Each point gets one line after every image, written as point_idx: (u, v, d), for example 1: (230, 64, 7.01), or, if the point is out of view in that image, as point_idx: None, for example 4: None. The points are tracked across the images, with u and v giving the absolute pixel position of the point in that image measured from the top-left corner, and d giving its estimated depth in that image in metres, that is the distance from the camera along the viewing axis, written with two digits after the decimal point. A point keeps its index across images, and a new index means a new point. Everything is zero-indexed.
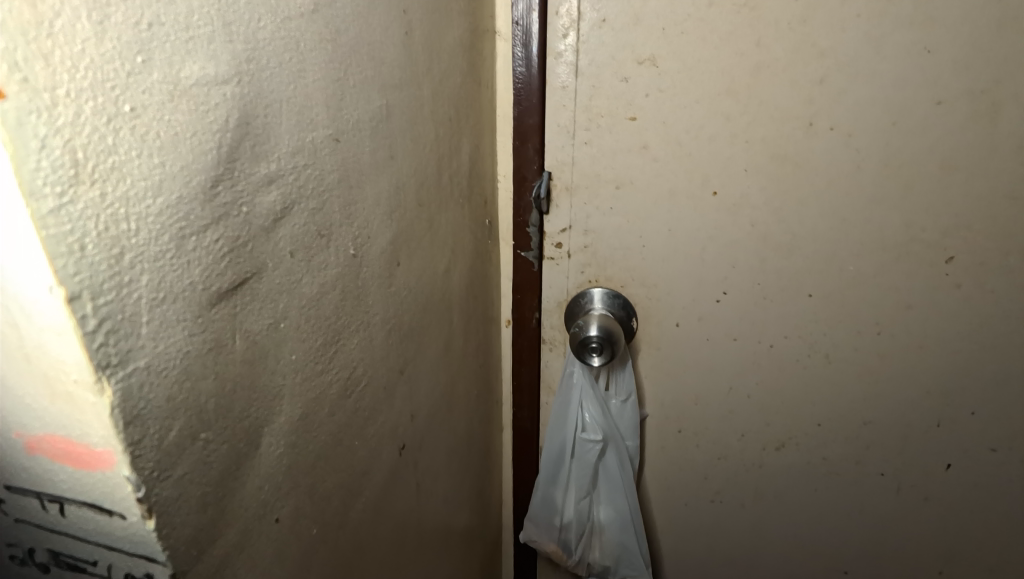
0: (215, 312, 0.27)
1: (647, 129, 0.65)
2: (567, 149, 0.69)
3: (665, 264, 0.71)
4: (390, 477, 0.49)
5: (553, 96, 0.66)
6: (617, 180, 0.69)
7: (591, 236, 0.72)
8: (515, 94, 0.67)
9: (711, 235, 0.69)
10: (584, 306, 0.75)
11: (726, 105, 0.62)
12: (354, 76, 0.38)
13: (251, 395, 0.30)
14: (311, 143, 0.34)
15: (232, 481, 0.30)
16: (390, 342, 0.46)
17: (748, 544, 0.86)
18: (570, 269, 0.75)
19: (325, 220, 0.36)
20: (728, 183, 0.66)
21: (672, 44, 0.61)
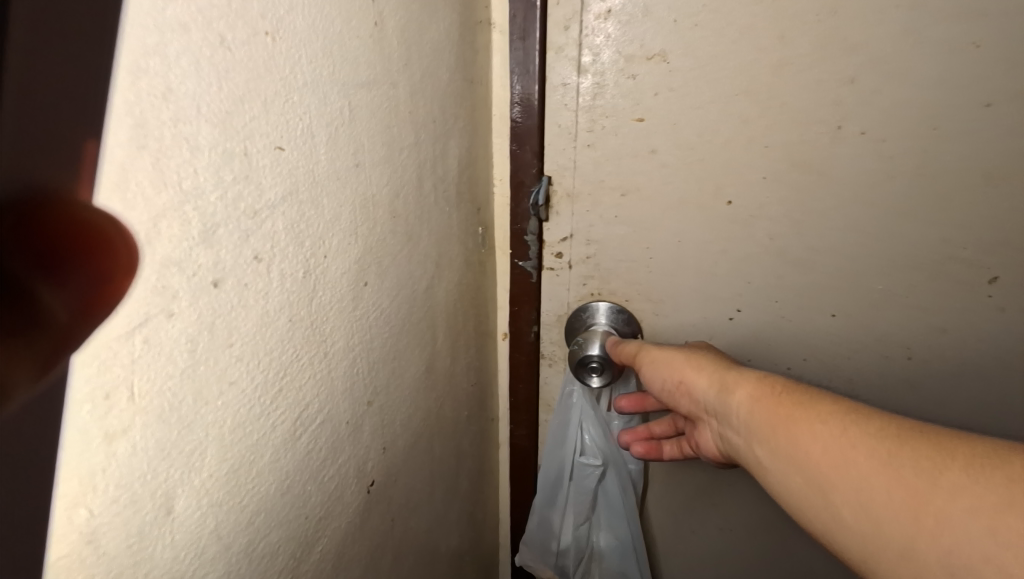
0: (89, 364, 0.22)
1: (655, 132, 0.59)
2: (568, 152, 0.63)
3: (674, 278, 0.66)
4: (358, 518, 0.44)
5: (553, 95, 0.61)
6: (622, 187, 0.63)
7: (594, 246, 0.67)
8: (513, 91, 0.61)
9: (724, 249, 0.63)
10: (585, 321, 0.70)
11: (744, 106, 0.56)
12: (302, 71, 0.32)
13: (156, 452, 0.26)
14: (244, 154, 0.29)
15: (132, 555, 0.25)
16: (356, 371, 0.42)
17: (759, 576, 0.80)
18: (571, 281, 0.69)
19: (265, 241, 0.31)
20: (744, 192, 0.60)
21: (685, 38, 0.55)
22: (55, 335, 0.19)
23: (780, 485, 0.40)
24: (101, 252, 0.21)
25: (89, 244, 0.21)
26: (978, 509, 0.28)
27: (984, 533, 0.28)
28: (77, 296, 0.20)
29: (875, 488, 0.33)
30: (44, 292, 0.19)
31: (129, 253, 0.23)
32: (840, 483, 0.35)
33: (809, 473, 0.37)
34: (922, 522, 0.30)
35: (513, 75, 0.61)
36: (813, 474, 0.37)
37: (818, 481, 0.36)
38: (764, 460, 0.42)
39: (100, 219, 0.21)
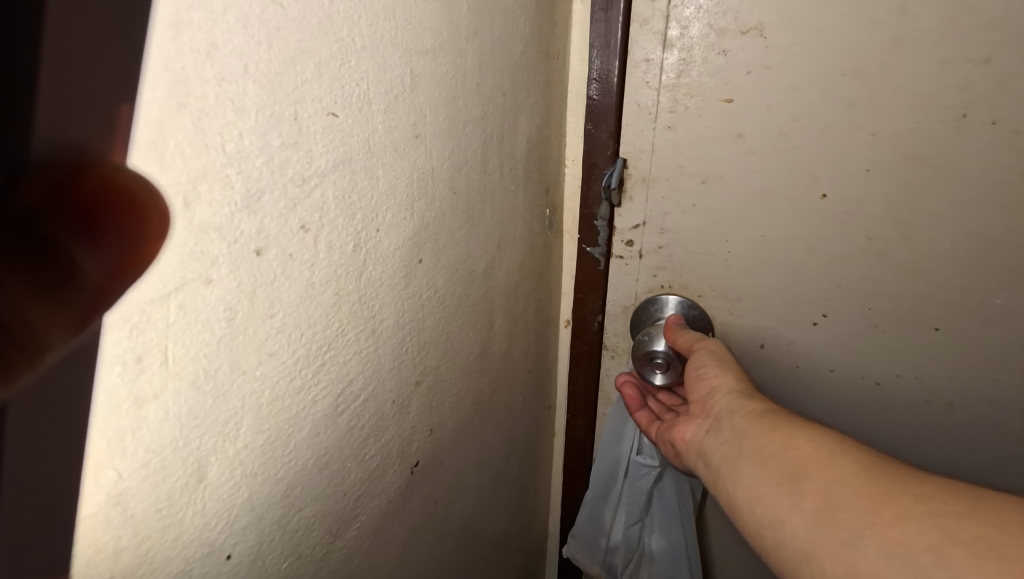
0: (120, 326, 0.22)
1: (744, 115, 0.54)
2: (647, 133, 0.59)
3: (754, 276, 0.60)
4: (399, 498, 0.43)
5: (634, 72, 0.57)
6: (703, 173, 0.58)
7: (668, 236, 0.62)
8: (591, 67, 0.57)
9: (814, 247, 0.57)
10: (653, 314, 0.65)
11: (850, 88, 0.50)
12: (361, 33, 0.31)
13: (190, 419, 0.25)
14: (294, 118, 0.28)
15: (159, 519, 0.25)
16: (405, 350, 0.41)
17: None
18: (640, 271, 0.65)
19: (315, 210, 0.30)
20: (842, 185, 0.54)
21: (787, 10, 0.50)
22: (86, 293, 0.16)
23: (749, 471, 0.42)
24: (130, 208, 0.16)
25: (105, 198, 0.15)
26: (942, 516, 0.30)
27: (938, 538, 0.29)
28: (113, 252, 0.16)
29: (847, 485, 0.35)
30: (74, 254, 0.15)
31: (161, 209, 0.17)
32: (816, 475, 0.37)
33: (789, 463, 0.39)
34: (882, 515, 0.32)
35: (592, 50, 0.57)
36: (792, 464, 0.39)
37: (796, 470, 0.39)
38: (743, 448, 0.44)
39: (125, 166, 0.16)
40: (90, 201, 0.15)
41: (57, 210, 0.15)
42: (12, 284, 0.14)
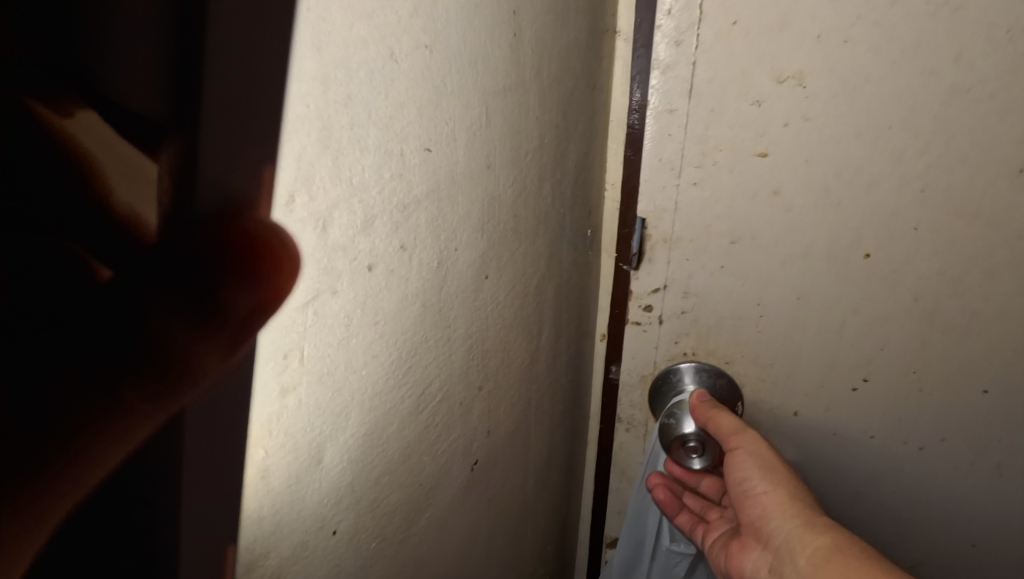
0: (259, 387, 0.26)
1: (782, 170, 0.59)
2: (669, 190, 0.63)
3: (789, 336, 0.64)
4: (460, 495, 0.47)
5: (663, 114, 0.60)
6: (730, 233, 0.62)
7: (691, 300, 0.66)
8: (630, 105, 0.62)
9: (856, 305, 0.62)
10: (674, 384, 0.69)
11: (899, 140, 0.55)
12: (451, 81, 0.35)
13: (314, 409, 0.30)
14: (400, 155, 0.32)
15: (289, 493, 0.30)
16: (472, 357, 0.45)
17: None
18: (661, 338, 0.69)
19: (410, 232, 0.35)
20: (887, 244, 0.58)
21: (829, 58, 0.54)
22: (232, 327, 0.18)
23: None
24: (268, 261, 0.19)
25: (252, 251, 0.18)
26: None
27: None
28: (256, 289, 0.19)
29: None
30: (232, 291, 0.18)
31: (283, 256, 0.20)
32: None
33: None
34: None
35: (634, 83, 0.61)
36: None
37: None
38: None
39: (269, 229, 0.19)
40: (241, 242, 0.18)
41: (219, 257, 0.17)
42: (183, 326, 0.17)
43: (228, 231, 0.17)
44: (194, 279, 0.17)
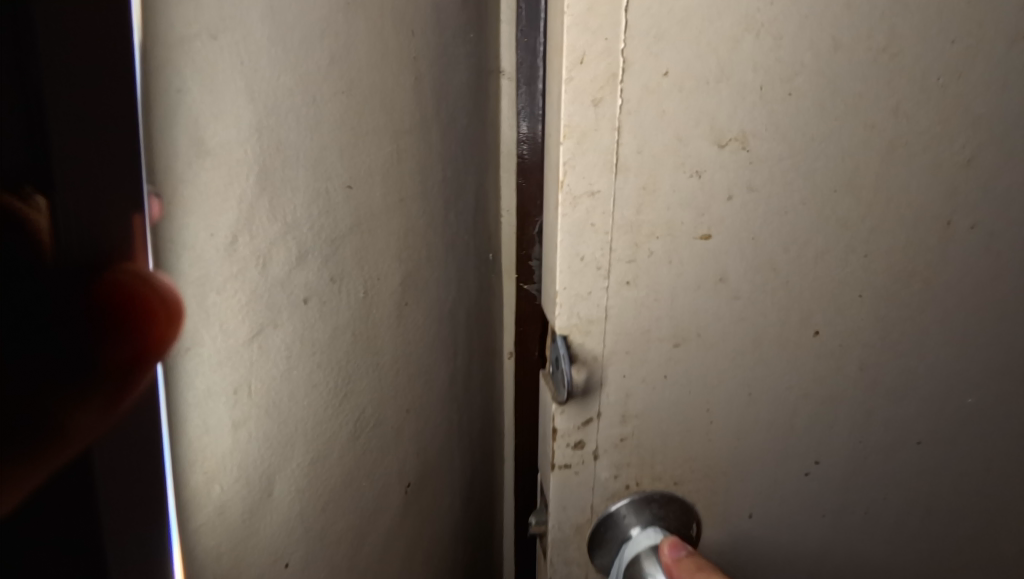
0: (206, 416, 0.28)
1: (728, 252, 0.42)
2: (597, 294, 0.42)
3: (740, 444, 0.47)
4: (398, 520, 0.49)
5: (581, 200, 0.40)
6: (675, 332, 0.43)
7: (632, 424, 0.45)
8: (519, 140, 0.67)
9: (805, 390, 0.47)
10: (618, 531, 0.46)
11: (846, 204, 0.43)
12: (366, 122, 0.38)
13: (263, 442, 0.31)
14: (325, 193, 0.34)
15: (244, 526, 0.31)
16: (399, 381, 0.47)
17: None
18: (598, 477, 0.46)
19: (338, 266, 0.36)
20: (836, 318, 0.46)
21: (774, 115, 0.40)
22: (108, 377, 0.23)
23: None
24: (145, 310, 0.24)
25: (127, 305, 0.23)
26: None
27: None
28: (128, 343, 0.23)
29: None
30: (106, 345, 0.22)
31: (168, 305, 0.25)
32: None
33: None
34: None
35: (520, 117, 0.66)
36: None
37: None
38: None
39: (154, 284, 0.25)
40: (116, 303, 0.23)
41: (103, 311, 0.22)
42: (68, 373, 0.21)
43: (105, 284, 0.22)
44: (69, 352, 0.21)
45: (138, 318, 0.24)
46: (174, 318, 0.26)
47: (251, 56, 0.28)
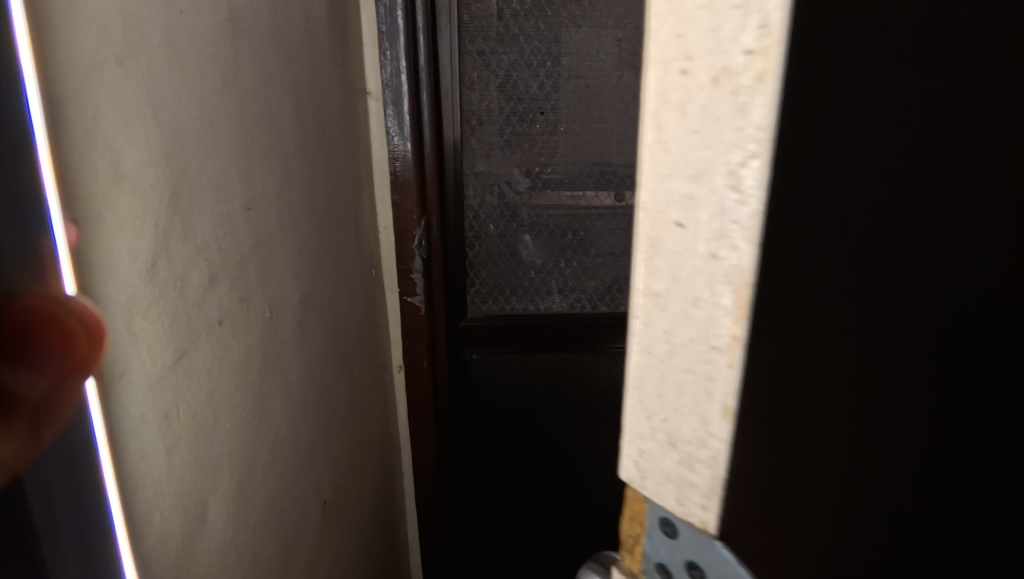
0: (146, 444, 0.27)
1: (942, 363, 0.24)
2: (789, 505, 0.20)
3: None
4: (320, 537, 0.49)
5: (772, 333, 0.17)
6: (846, 451, 0.20)
7: None
8: (392, 167, 0.73)
9: None
10: None
11: None
12: (259, 145, 0.39)
13: (194, 467, 0.31)
14: (228, 215, 0.35)
15: (186, 555, 0.30)
16: (307, 399, 0.47)
17: (550, 551, 1.14)
18: None
19: (245, 286, 0.37)
20: None
21: None
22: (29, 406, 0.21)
23: None
24: (61, 334, 0.22)
25: (38, 331, 0.21)
26: None
27: None
28: (46, 369, 0.21)
29: None
30: (20, 373, 0.20)
31: (90, 329, 0.23)
32: None
33: None
34: None
35: (391, 135, 0.72)
36: None
37: None
38: None
39: (70, 306, 0.22)
40: (30, 326, 0.20)
41: (16, 335, 0.20)
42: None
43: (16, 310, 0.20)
44: None
45: (61, 336, 0.22)
46: (98, 341, 0.24)
47: (155, 78, 0.28)
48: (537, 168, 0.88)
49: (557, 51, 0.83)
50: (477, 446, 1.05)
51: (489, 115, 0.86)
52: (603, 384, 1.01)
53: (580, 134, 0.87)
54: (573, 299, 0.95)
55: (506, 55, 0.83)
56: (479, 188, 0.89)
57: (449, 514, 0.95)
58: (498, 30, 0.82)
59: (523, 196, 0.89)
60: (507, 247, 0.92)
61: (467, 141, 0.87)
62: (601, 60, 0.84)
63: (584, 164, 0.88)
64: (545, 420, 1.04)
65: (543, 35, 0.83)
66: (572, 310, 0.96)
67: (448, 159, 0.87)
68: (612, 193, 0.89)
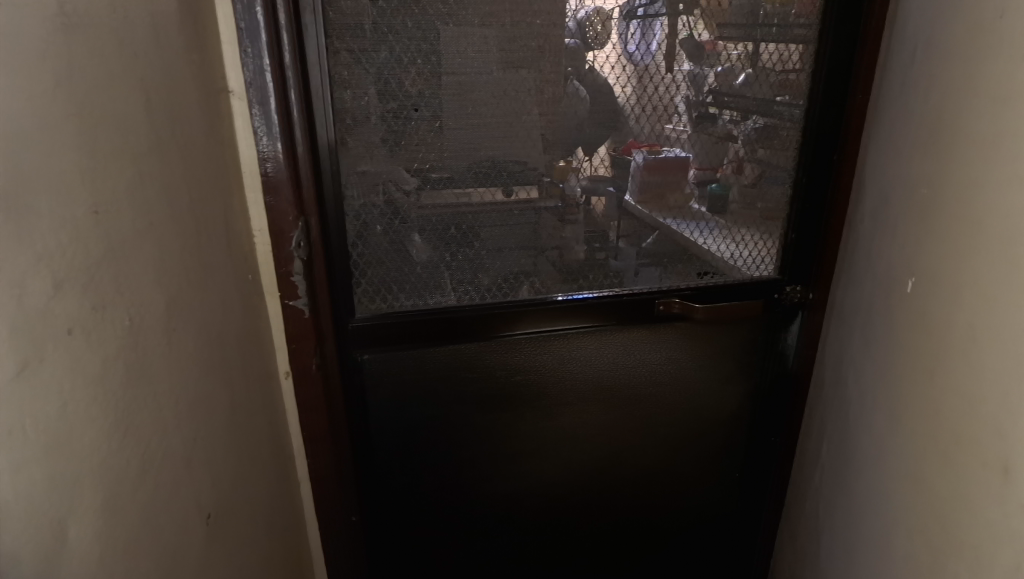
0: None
1: None
2: None
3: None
4: (207, 551, 0.48)
5: None
6: None
7: None
8: (263, 170, 0.71)
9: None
10: None
11: None
12: (103, 145, 0.37)
13: (46, 480, 0.31)
14: (73, 220, 0.34)
15: (42, 569, 0.30)
16: (182, 408, 0.46)
17: (458, 539, 1.16)
18: None
19: (99, 294, 0.36)
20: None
21: None
22: None
23: None
24: None
25: None
26: None
27: None
28: None
29: None
30: None
31: None
32: None
33: None
34: None
35: (260, 136, 0.70)
36: None
37: None
38: None
39: None
40: None
41: None
42: None
43: None
44: None
45: None
46: None
47: None
48: (421, 167, 0.89)
49: (430, 51, 0.85)
50: (378, 446, 1.04)
51: (365, 115, 0.85)
52: (497, 373, 1.05)
53: (461, 132, 0.89)
54: (463, 292, 0.98)
55: (377, 54, 0.83)
56: (362, 189, 0.88)
57: (353, 518, 0.95)
58: (370, 29, 0.82)
59: (410, 195, 0.90)
60: (396, 246, 0.92)
61: (344, 141, 0.86)
62: (476, 59, 0.87)
63: (471, 159, 0.91)
64: (443, 413, 1.05)
65: (414, 34, 0.84)
66: (465, 303, 0.98)
67: (324, 161, 0.85)
68: (499, 188, 0.93)
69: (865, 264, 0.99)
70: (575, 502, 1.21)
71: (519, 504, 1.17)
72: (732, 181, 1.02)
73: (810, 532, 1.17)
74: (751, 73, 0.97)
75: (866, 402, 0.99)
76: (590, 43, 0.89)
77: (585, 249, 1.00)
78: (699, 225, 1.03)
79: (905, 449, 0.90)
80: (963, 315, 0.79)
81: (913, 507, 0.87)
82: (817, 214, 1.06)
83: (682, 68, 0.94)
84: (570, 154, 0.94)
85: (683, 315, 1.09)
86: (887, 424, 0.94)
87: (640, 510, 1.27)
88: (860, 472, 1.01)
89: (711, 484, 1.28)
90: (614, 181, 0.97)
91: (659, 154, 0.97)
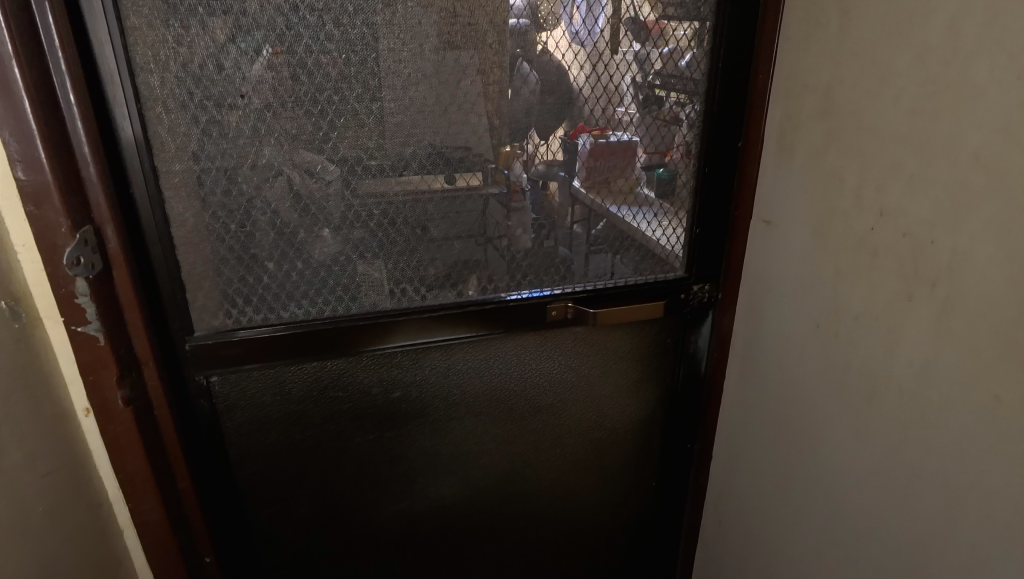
0: None
1: None
2: None
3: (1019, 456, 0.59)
4: None
5: None
6: None
7: None
8: (19, 173, 0.60)
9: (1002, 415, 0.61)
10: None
11: None
12: None
13: None
14: None
15: None
16: None
17: (349, 569, 1.07)
18: None
19: None
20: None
21: None
22: None
23: None
24: None
25: None
26: None
27: None
28: None
29: None
30: None
31: None
32: None
33: None
34: None
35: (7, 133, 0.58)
36: None
37: None
38: None
39: None
40: None
41: None
42: None
43: None
44: None
45: None
46: None
47: None
48: (354, 154, 0.80)
49: (366, 22, 0.75)
50: (237, 476, 0.93)
51: (192, 102, 0.72)
52: (372, 390, 0.94)
53: (404, 113, 0.80)
54: (399, 291, 0.89)
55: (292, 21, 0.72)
56: (256, 182, 0.78)
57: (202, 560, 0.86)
58: None
59: (335, 186, 0.81)
60: (298, 245, 0.82)
61: (155, 137, 0.73)
62: (407, 33, 0.76)
63: (408, 146, 0.81)
64: (315, 436, 0.95)
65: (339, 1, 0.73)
66: (378, 309, 0.89)
67: (133, 158, 0.72)
68: (441, 177, 0.84)
69: (778, 261, 0.92)
70: (480, 520, 1.13)
71: (422, 522, 1.09)
72: (680, 166, 0.94)
73: (732, 540, 1.12)
74: (696, 55, 0.88)
75: (786, 406, 0.93)
76: (542, 24, 0.80)
77: (534, 236, 0.92)
78: (643, 210, 0.95)
79: (829, 451, 0.85)
80: (881, 319, 0.74)
81: (840, 511, 0.84)
82: (722, 207, 0.97)
83: (627, 48, 0.84)
84: (518, 138, 0.86)
85: (577, 321, 0.99)
86: (809, 428, 0.89)
87: (549, 527, 1.19)
88: (781, 478, 0.97)
89: (630, 494, 1.21)
90: (567, 165, 0.89)
91: (606, 138, 0.88)
